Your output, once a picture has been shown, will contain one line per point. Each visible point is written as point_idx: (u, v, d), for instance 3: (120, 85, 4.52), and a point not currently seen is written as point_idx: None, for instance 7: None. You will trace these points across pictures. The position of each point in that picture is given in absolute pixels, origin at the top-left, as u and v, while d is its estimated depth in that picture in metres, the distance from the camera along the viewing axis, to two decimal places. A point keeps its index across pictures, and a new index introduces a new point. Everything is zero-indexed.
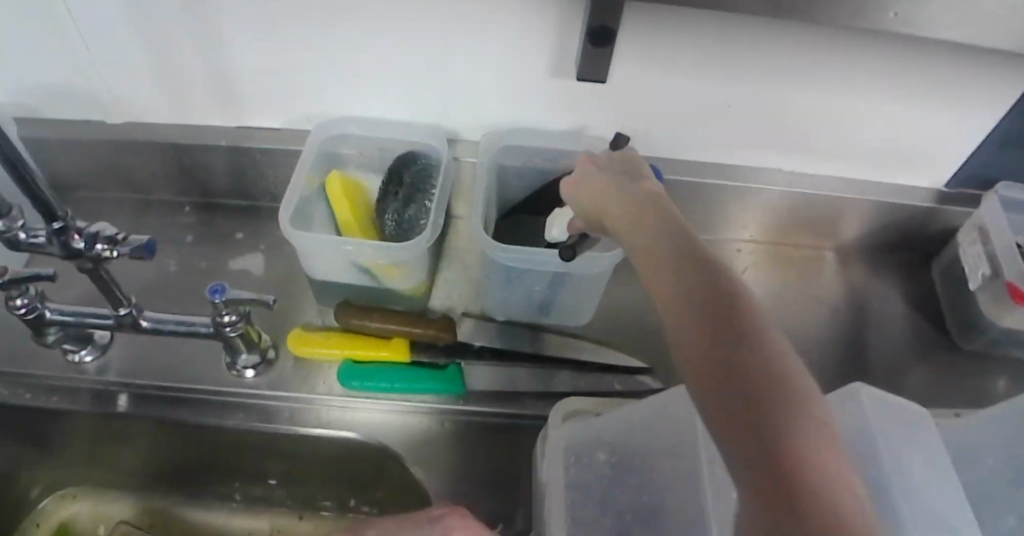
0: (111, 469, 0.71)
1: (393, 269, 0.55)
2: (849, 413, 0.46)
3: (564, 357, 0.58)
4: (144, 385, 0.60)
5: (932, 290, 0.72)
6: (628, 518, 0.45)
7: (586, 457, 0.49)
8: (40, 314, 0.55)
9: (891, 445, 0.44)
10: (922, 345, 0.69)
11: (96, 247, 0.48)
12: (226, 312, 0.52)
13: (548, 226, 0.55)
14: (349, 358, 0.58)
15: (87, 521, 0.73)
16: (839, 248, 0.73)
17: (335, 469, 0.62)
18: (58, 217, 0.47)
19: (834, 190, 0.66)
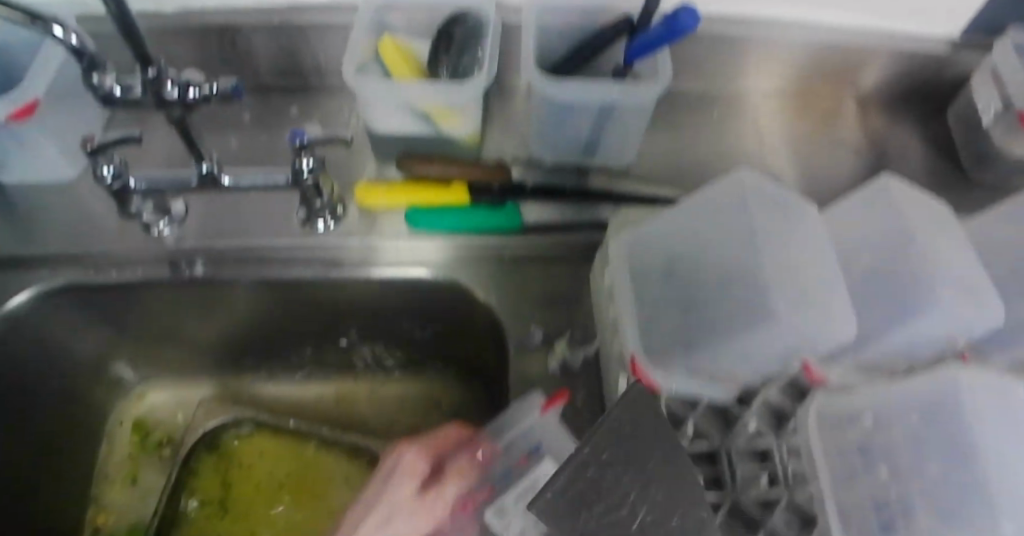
0: (181, 356, 0.77)
1: (450, 115, 0.60)
2: (886, 204, 0.52)
3: (608, 192, 0.64)
4: (221, 250, 0.63)
5: (948, 133, 0.76)
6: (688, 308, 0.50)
7: (645, 261, 0.53)
8: (125, 182, 0.57)
9: (928, 230, 0.51)
10: (937, 182, 0.73)
11: (189, 93, 0.51)
12: (304, 157, 0.55)
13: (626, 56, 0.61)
14: (413, 204, 0.62)
15: (166, 411, 0.79)
16: (859, 97, 0.76)
17: (404, 316, 0.69)
18: (152, 65, 0.50)
19: (860, 36, 0.69)
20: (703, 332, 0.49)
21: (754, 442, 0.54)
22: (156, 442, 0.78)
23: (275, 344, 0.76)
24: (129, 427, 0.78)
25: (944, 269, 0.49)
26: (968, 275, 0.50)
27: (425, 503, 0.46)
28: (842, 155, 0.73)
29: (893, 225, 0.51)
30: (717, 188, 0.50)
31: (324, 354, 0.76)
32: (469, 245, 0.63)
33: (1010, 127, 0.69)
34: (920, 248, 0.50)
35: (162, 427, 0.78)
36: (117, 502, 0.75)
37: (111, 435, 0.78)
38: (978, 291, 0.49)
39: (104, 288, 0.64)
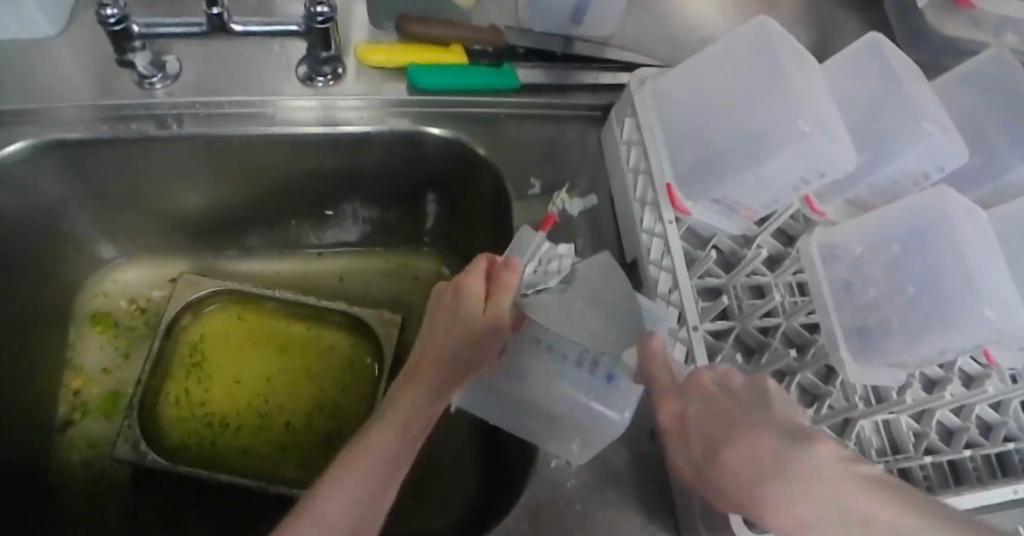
0: (156, 229, 0.72)
1: None
2: (871, 55, 0.58)
3: (599, 59, 0.66)
4: (209, 104, 0.61)
5: (882, 16, 0.82)
6: (698, 154, 0.55)
7: (661, 111, 0.58)
8: (129, 28, 0.56)
9: (907, 79, 0.56)
10: None
11: None
12: (321, 3, 0.55)
13: None
14: (414, 63, 0.63)
15: (133, 293, 0.74)
16: None
17: (404, 187, 0.69)
18: None
19: None
20: (713, 173, 0.55)
21: (754, 279, 0.60)
22: (128, 327, 0.73)
23: (262, 220, 0.73)
24: (90, 320, 0.72)
25: (924, 110, 0.55)
26: (939, 114, 0.56)
27: (494, 310, 0.48)
28: (799, 35, 0.78)
29: (879, 74, 0.57)
30: (735, 38, 0.55)
31: (314, 228, 0.75)
32: (470, 109, 0.64)
33: None
34: (899, 93, 0.56)
35: (128, 310, 0.73)
36: (97, 376, 0.70)
37: (83, 304, 0.72)
38: (952, 130, 0.56)
39: (101, 140, 0.60)
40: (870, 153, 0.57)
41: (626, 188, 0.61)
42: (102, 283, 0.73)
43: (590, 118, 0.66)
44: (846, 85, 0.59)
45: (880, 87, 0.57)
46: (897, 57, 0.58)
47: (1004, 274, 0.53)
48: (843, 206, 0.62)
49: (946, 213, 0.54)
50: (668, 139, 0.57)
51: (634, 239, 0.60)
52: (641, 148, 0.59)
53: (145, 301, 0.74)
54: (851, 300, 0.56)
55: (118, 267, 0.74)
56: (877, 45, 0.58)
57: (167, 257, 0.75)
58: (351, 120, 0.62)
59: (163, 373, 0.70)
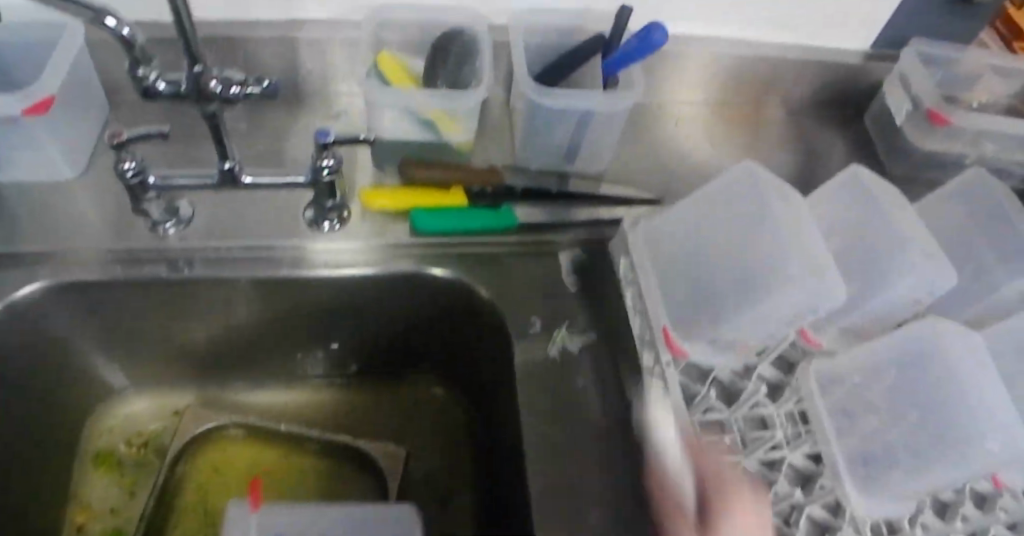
0: (166, 360, 0.74)
1: (452, 121, 0.65)
2: (854, 189, 0.61)
3: (593, 196, 0.70)
4: (221, 248, 0.64)
5: (866, 133, 0.86)
6: (694, 291, 0.57)
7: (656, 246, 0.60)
8: (146, 180, 0.59)
9: (889, 211, 0.60)
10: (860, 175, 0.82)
11: (231, 90, 0.52)
12: (326, 157, 0.59)
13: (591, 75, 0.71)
14: (415, 207, 0.67)
15: (139, 426, 0.74)
16: (787, 106, 0.85)
17: (405, 319, 0.71)
18: (198, 62, 0.51)
19: (787, 55, 0.79)
20: (710, 305, 0.56)
21: (756, 410, 0.59)
22: (134, 461, 0.72)
23: (268, 350, 0.75)
24: (94, 457, 0.72)
25: (910, 241, 0.58)
26: (926, 242, 0.58)
27: None
28: (781, 156, 0.82)
29: (863, 206, 0.61)
30: (726, 178, 0.58)
31: (318, 359, 0.77)
32: (472, 248, 0.68)
33: (919, 122, 0.79)
34: (885, 225, 0.59)
35: (134, 443, 0.73)
36: (101, 510, 0.69)
37: (90, 440, 0.73)
38: (940, 257, 0.58)
39: (114, 281, 0.62)
40: (859, 282, 0.59)
41: (624, 323, 0.62)
42: (109, 416, 0.74)
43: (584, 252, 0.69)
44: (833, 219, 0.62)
45: (866, 218, 0.60)
46: (879, 187, 0.61)
47: (1007, 401, 0.53)
48: (839, 335, 0.63)
49: (931, 347, 0.55)
50: (659, 279, 0.59)
51: (634, 374, 0.61)
52: (633, 285, 0.61)
53: (152, 432, 0.74)
54: (853, 430, 0.56)
55: (127, 400, 0.75)
56: (860, 178, 0.61)
57: (174, 387, 0.76)
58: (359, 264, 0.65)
59: (166, 509, 0.69)
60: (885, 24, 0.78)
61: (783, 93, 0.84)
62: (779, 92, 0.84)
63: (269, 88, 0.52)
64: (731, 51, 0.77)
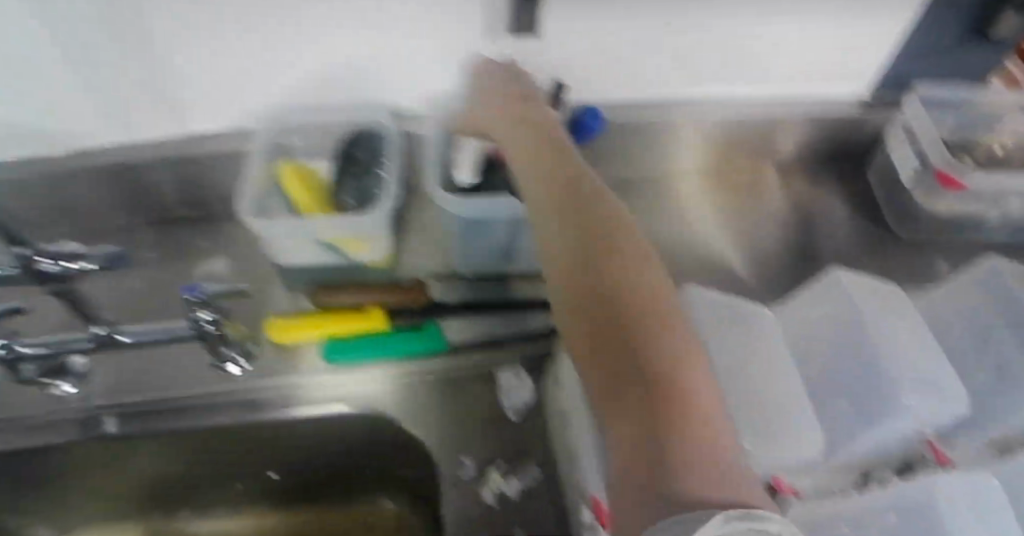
0: (102, 500, 0.69)
1: (357, 241, 0.58)
2: (837, 298, 0.55)
3: (537, 300, 0.61)
4: (131, 403, 0.59)
5: (871, 192, 0.73)
6: None
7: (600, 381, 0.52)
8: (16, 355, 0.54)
9: (880, 327, 0.52)
10: (865, 241, 0.70)
11: (66, 267, 0.46)
12: (202, 311, 0.53)
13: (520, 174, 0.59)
14: (329, 336, 0.59)
15: None
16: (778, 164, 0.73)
17: (341, 451, 0.64)
18: (21, 243, 0.45)
19: (767, 112, 0.67)
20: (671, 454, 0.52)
21: None
22: None
23: (207, 482, 0.69)
24: None
25: (908, 368, 0.51)
26: (924, 366, 0.52)
27: None
28: (768, 228, 0.70)
29: (848, 318, 0.53)
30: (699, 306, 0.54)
31: (258, 486, 0.70)
32: (401, 376, 0.61)
33: (926, 182, 0.67)
34: (875, 344, 0.52)
35: None
36: None
37: None
38: (940, 382, 0.51)
39: (11, 451, 0.58)
40: (852, 411, 0.51)
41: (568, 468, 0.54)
42: None
43: (528, 366, 0.61)
44: (810, 329, 0.55)
45: (852, 333, 0.53)
46: (872, 298, 0.54)
47: None
48: (829, 475, 0.52)
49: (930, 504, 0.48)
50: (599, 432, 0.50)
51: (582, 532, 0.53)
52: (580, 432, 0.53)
53: None
54: None
55: None
56: (845, 286, 0.55)
57: (115, 521, 0.72)
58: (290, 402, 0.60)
59: None
60: (878, 66, 0.66)
61: (771, 151, 0.72)
62: (766, 152, 0.71)
63: (111, 254, 0.46)
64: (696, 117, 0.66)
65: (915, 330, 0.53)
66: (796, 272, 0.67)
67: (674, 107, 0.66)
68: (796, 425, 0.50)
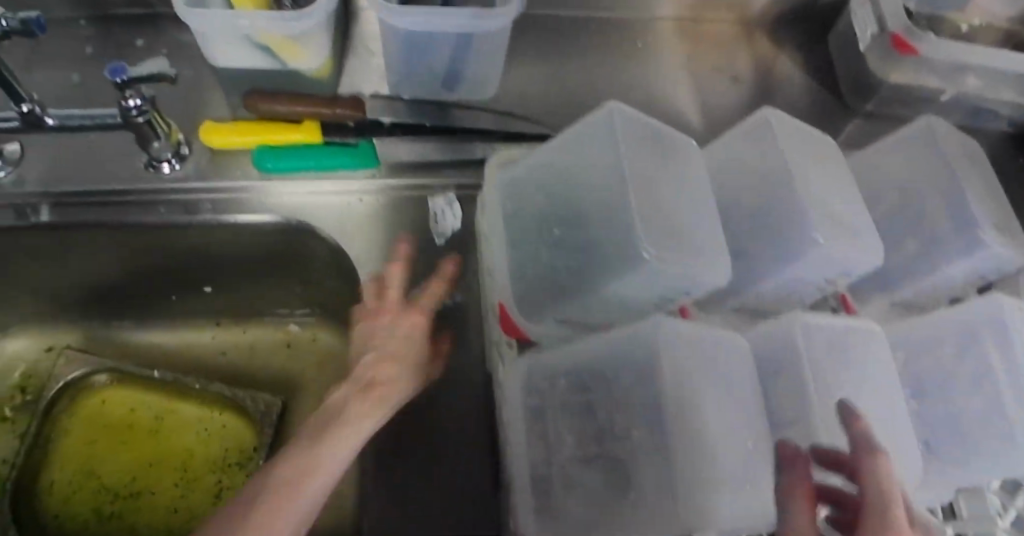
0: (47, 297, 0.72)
1: (293, 45, 0.56)
2: (761, 139, 0.49)
3: (473, 127, 0.61)
4: (64, 193, 0.61)
5: (829, 58, 0.69)
6: (545, 258, 0.47)
7: (520, 199, 0.50)
8: None
9: (806, 168, 0.48)
10: (818, 108, 0.68)
11: None
12: (130, 95, 0.54)
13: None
14: (262, 144, 0.59)
15: (24, 364, 0.74)
16: (744, 21, 0.70)
17: (276, 267, 0.67)
18: None
19: None
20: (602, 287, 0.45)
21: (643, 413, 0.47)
22: (19, 403, 0.73)
23: (147, 288, 0.72)
24: None
25: (835, 213, 0.47)
26: (850, 215, 0.48)
27: None
28: (724, 84, 0.68)
29: (769, 161, 0.48)
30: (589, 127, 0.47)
31: (199, 302, 0.73)
32: (331, 193, 0.61)
33: (885, 49, 0.63)
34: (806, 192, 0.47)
35: (18, 381, 0.74)
36: None
37: None
38: (861, 229, 0.48)
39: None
40: (772, 252, 0.47)
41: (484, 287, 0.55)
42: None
43: (465, 197, 0.61)
44: (735, 165, 0.50)
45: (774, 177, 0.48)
46: (798, 139, 0.49)
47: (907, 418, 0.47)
48: (733, 313, 0.51)
49: (795, 343, 0.44)
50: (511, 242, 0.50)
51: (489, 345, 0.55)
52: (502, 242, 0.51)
53: (46, 369, 0.74)
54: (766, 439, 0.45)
55: (20, 337, 0.75)
56: (773, 122, 0.49)
57: (63, 322, 0.75)
58: (220, 204, 0.60)
59: (53, 446, 0.70)
60: None
61: (735, 5, 0.68)
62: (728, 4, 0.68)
63: (31, 18, 0.49)
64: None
65: (836, 175, 0.50)
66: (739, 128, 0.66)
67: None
68: (701, 249, 0.45)
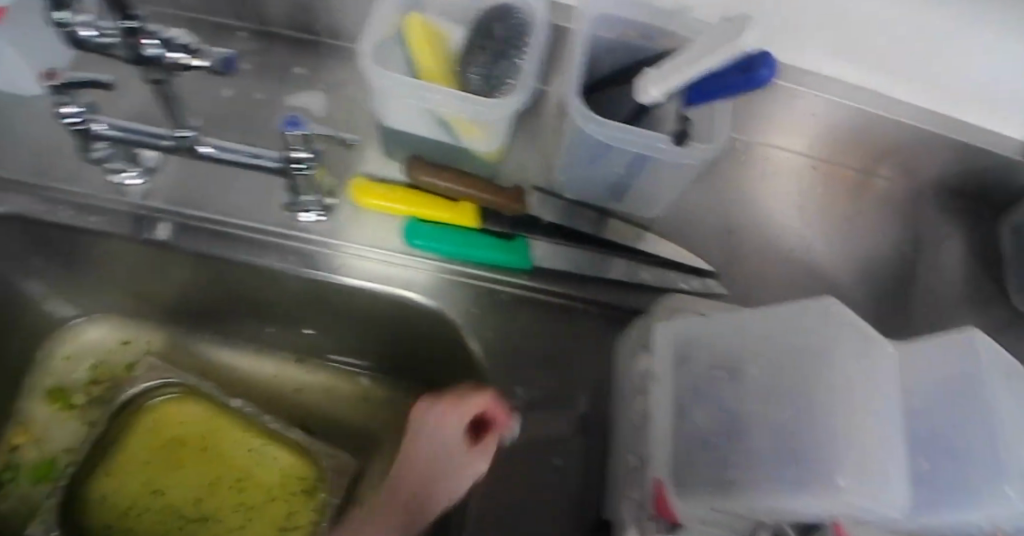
0: (139, 295, 0.69)
1: (473, 126, 0.53)
2: (958, 362, 0.46)
3: (632, 246, 0.58)
4: (190, 215, 0.58)
5: (996, 241, 0.66)
6: (705, 436, 0.45)
7: (687, 355, 0.48)
8: (89, 127, 0.51)
9: (998, 404, 0.44)
10: (976, 294, 0.64)
11: (173, 55, 0.45)
12: (299, 148, 0.50)
13: (643, 88, 0.52)
14: (413, 217, 0.57)
15: (96, 354, 0.72)
16: (913, 182, 0.67)
17: (387, 333, 0.63)
18: (132, 16, 0.43)
19: (926, 124, 0.60)
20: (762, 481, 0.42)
21: None
22: (85, 397, 0.70)
23: (240, 312, 0.68)
24: (51, 390, 0.70)
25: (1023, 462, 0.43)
26: None
27: None
28: (883, 246, 0.65)
29: (958, 387, 0.46)
30: (790, 308, 0.45)
31: (288, 337, 0.70)
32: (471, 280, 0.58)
33: None
34: (993, 431, 0.44)
35: (89, 372, 0.71)
36: (48, 432, 0.69)
37: (52, 367, 0.71)
38: None
39: (54, 225, 0.58)
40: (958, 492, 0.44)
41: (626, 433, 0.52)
42: (73, 341, 0.72)
43: (610, 318, 0.58)
44: (922, 385, 0.47)
45: (963, 410, 0.45)
46: (1004, 375, 0.46)
47: None
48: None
49: None
50: (677, 403, 0.47)
51: (615, 497, 0.52)
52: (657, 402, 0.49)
53: (120, 365, 0.72)
54: None
55: (99, 324, 0.73)
56: (975, 351, 0.46)
57: (145, 320, 0.72)
58: (351, 265, 0.58)
59: (113, 450, 0.68)
60: None
61: (912, 165, 0.65)
62: (906, 163, 0.65)
63: (226, 57, 0.45)
64: (833, 102, 0.60)
65: None
66: (890, 296, 0.63)
67: (816, 78, 0.59)
68: (886, 492, 0.40)
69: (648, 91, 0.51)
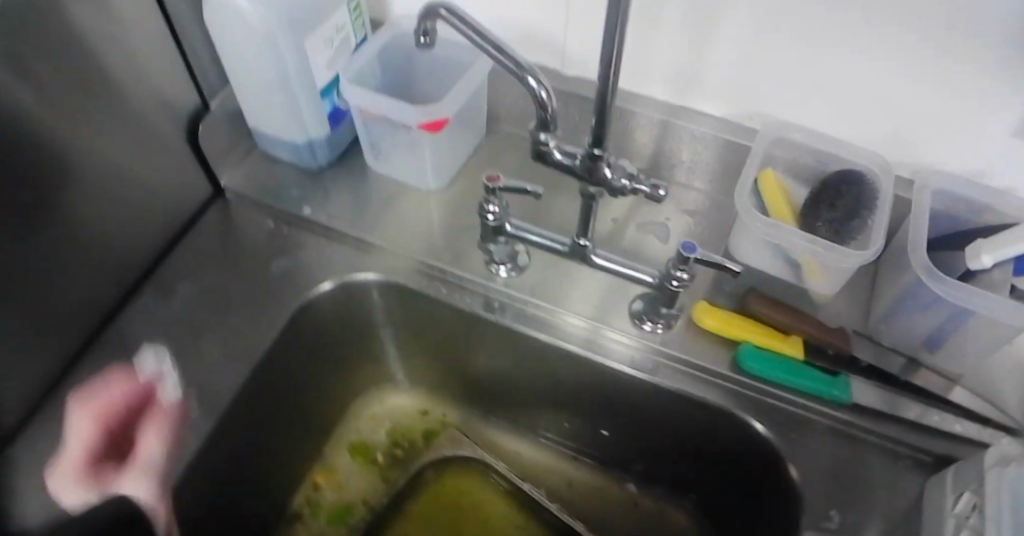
0: (457, 375, 0.86)
1: (819, 271, 0.65)
2: None
3: (942, 397, 0.65)
4: (543, 313, 0.73)
5: None
6: None
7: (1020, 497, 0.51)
8: (503, 225, 0.68)
9: None
10: None
11: (621, 182, 0.55)
12: (681, 270, 0.61)
13: (974, 255, 0.60)
14: (751, 344, 0.67)
15: (404, 418, 0.89)
16: None
17: (678, 444, 0.75)
18: (600, 147, 0.55)
19: None
20: None
21: None
22: (385, 456, 0.86)
23: (541, 404, 0.83)
24: (358, 445, 0.87)
25: None
26: None
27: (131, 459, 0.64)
28: None
29: None
30: None
31: (570, 433, 0.84)
32: (790, 406, 0.66)
33: None
34: None
35: (394, 435, 0.88)
36: (353, 479, 0.84)
37: (365, 423, 0.88)
38: None
39: (434, 301, 0.76)
40: None
41: None
42: (382, 407, 0.89)
43: (916, 460, 0.64)
44: None
45: None
46: None
47: None
48: None
49: None
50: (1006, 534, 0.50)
51: None
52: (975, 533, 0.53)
53: (417, 432, 0.88)
54: None
55: (407, 394, 0.90)
56: None
57: (447, 397, 0.89)
58: (683, 380, 0.68)
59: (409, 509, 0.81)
60: None
61: None
62: None
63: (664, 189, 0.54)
64: None
65: None
66: None
67: None
68: None
69: (981, 258, 0.59)
